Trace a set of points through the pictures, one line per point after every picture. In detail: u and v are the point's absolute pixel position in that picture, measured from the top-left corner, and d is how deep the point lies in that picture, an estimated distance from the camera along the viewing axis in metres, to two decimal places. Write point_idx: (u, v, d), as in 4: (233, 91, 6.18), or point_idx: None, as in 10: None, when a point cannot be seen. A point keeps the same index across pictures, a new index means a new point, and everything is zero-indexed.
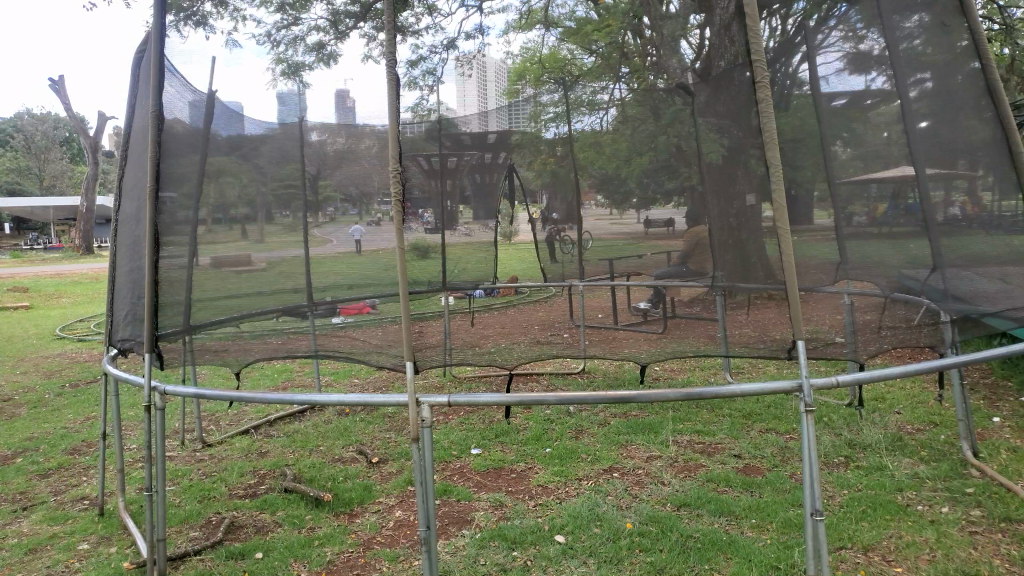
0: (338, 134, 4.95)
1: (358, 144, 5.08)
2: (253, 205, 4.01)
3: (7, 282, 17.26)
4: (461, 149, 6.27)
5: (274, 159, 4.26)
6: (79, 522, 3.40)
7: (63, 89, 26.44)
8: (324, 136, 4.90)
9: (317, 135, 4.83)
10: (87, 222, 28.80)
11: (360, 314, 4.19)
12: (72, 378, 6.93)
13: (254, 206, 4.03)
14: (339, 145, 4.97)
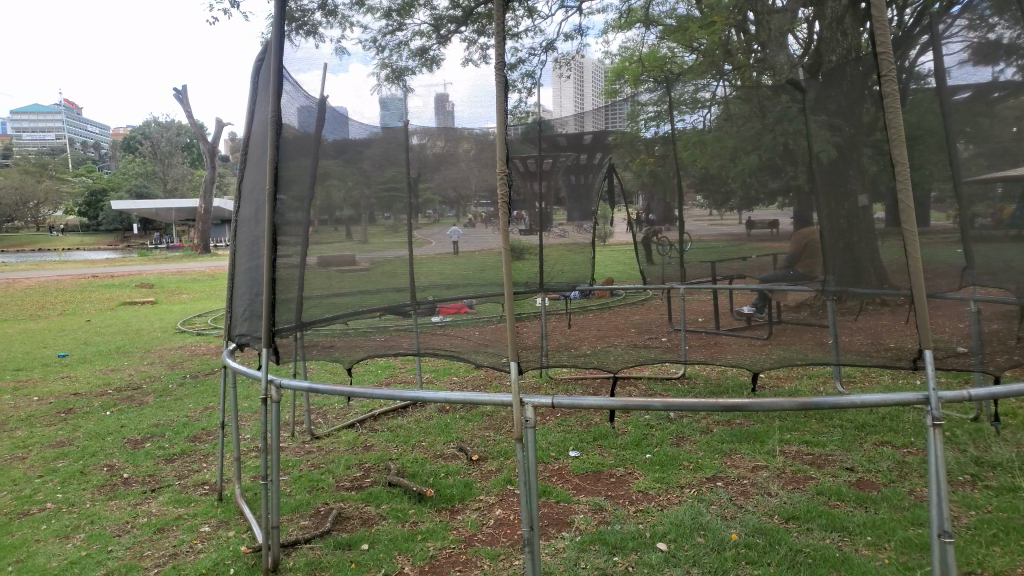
0: (437, 137, 4.99)
1: (457, 148, 5.15)
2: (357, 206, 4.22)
3: (136, 279, 18.56)
4: (556, 151, 6.08)
5: (377, 163, 4.48)
6: (201, 505, 3.60)
7: (185, 98, 28.13)
8: (425, 140, 4.97)
9: (418, 139, 4.91)
10: (205, 223, 30.49)
11: (458, 315, 4.37)
12: (193, 370, 7.36)
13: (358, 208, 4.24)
14: (438, 148, 5.03)
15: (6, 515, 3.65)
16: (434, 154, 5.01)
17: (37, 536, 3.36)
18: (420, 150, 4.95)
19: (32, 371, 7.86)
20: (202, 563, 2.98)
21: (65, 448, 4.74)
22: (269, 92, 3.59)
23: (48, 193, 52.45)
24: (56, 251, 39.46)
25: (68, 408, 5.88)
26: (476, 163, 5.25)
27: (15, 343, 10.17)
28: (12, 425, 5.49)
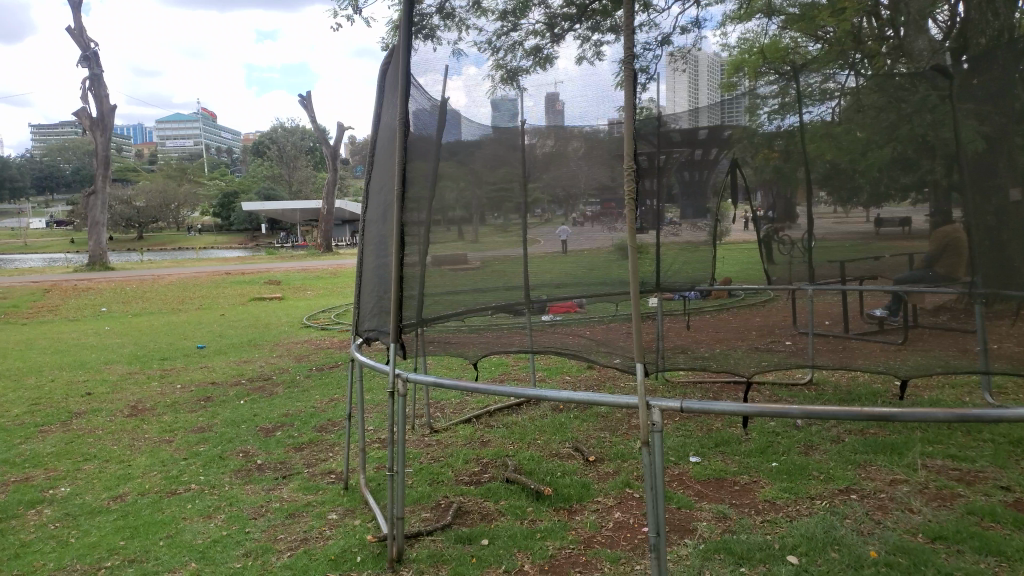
0: (547, 136, 4.38)
1: (565, 147, 4.40)
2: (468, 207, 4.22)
3: (265, 276, 19.63)
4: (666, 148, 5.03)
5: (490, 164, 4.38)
6: (328, 493, 3.74)
7: (309, 104, 29.48)
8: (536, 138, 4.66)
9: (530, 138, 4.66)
10: (328, 223, 31.85)
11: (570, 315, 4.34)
12: (318, 362, 7.69)
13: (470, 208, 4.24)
14: (548, 148, 4.42)
15: (156, 493, 3.93)
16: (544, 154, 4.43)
17: (183, 514, 3.60)
18: (527, 151, 4.47)
19: (175, 360, 8.45)
20: (331, 549, 3.09)
21: (206, 434, 5.06)
22: (396, 94, 3.70)
23: (186, 196, 56.42)
24: (193, 250, 42.34)
25: (208, 396, 6.28)
26: (586, 161, 4.44)
27: (162, 334, 10.97)
28: (159, 410, 5.92)
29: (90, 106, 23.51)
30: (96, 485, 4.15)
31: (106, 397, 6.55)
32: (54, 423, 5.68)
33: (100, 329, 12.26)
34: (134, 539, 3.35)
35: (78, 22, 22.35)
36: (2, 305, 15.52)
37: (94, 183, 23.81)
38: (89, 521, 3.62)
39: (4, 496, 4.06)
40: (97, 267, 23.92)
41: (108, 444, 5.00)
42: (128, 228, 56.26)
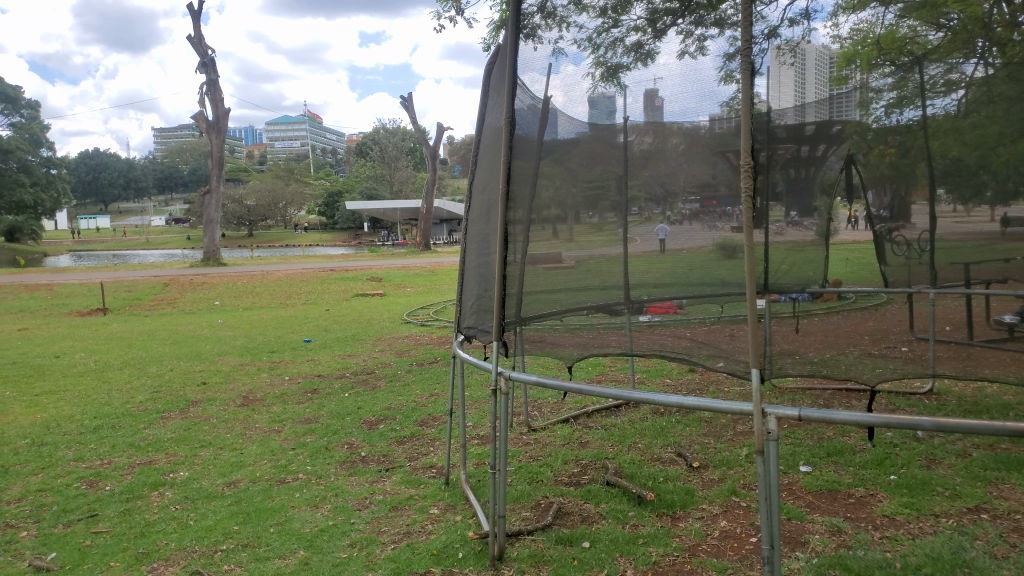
0: (647, 133, 4.21)
1: (665, 144, 4.16)
2: (564, 206, 4.16)
3: (367, 273, 20.20)
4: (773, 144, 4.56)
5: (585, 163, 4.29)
6: (430, 488, 3.79)
7: (410, 105, 30.15)
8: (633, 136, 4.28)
9: (626, 135, 4.26)
10: (427, 221, 32.50)
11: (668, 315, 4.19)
12: (418, 358, 7.84)
13: (565, 207, 4.18)
14: (646, 145, 4.25)
15: (266, 481, 4.09)
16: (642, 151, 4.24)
17: (292, 503, 3.72)
18: (624, 149, 4.29)
19: (284, 353, 8.81)
20: (433, 544, 3.12)
21: (312, 425, 5.23)
22: (502, 92, 3.71)
23: (291, 195, 58.81)
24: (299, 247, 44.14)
25: (314, 389, 6.50)
26: (686, 157, 4.13)
27: (271, 328, 11.47)
28: (270, 400, 6.17)
29: (207, 110, 24.82)
30: (212, 471, 4.35)
31: (220, 387, 6.89)
32: (174, 410, 6.01)
33: (215, 321, 12.94)
34: (248, 524, 3.49)
35: (197, 31, 23.61)
36: (128, 297, 16.62)
37: (209, 183, 25.11)
38: (206, 505, 3.80)
39: (131, 478, 4.33)
40: (211, 262, 25.23)
41: (222, 432, 5.25)
42: (238, 225, 59.20)
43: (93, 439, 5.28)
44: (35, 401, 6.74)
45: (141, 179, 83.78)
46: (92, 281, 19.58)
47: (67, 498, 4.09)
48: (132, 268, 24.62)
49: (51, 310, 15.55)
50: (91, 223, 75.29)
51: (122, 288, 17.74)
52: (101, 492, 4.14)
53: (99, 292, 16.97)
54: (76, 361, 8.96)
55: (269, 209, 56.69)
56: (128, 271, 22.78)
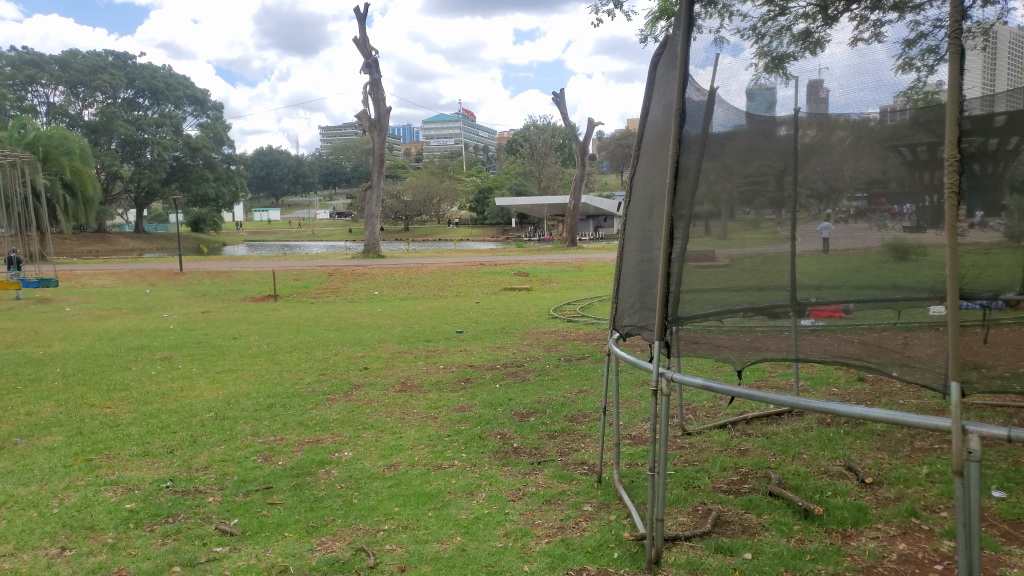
0: (810, 125, 3.85)
1: (828, 137, 3.79)
2: (718, 202, 3.76)
3: (515, 267, 20.53)
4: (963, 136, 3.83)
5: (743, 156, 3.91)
6: (582, 484, 3.77)
7: (561, 101, 30.28)
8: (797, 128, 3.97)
9: (788, 129, 3.94)
10: (574, 217, 32.49)
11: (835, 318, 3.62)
12: (567, 353, 7.85)
13: (719, 203, 3.78)
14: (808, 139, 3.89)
15: (424, 465, 4.23)
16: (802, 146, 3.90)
17: (448, 488, 3.82)
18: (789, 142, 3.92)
19: (437, 343, 9.12)
20: (588, 541, 3.11)
21: (466, 413, 5.36)
22: (672, 85, 3.61)
23: (443, 191, 60.78)
24: (451, 242, 45.63)
25: (467, 378, 6.67)
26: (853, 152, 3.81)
27: (425, 318, 11.92)
28: (425, 388, 6.40)
29: (369, 109, 26.12)
30: (373, 452, 4.56)
31: (380, 372, 7.24)
32: (339, 392, 6.38)
33: (373, 310, 13.62)
34: (407, 506, 3.62)
35: (362, 33, 24.88)
36: (296, 285, 17.84)
37: (369, 179, 26.43)
38: (369, 485, 3.98)
39: (302, 455, 4.62)
40: (370, 255, 26.50)
41: (383, 416, 5.49)
42: (392, 219, 62.00)
43: (267, 415, 5.69)
44: (218, 378, 7.38)
45: (305, 175, 89.68)
46: (265, 270, 21.18)
47: (247, 469, 4.43)
48: (299, 258, 26.41)
49: (231, 295, 16.97)
50: (262, 217, 81.40)
51: (291, 277, 19.07)
52: (274, 466, 4.44)
53: (271, 279, 18.34)
54: (252, 343, 9.72)
55: (422, 205, 59.00)
56: (296, 261, 24.44)
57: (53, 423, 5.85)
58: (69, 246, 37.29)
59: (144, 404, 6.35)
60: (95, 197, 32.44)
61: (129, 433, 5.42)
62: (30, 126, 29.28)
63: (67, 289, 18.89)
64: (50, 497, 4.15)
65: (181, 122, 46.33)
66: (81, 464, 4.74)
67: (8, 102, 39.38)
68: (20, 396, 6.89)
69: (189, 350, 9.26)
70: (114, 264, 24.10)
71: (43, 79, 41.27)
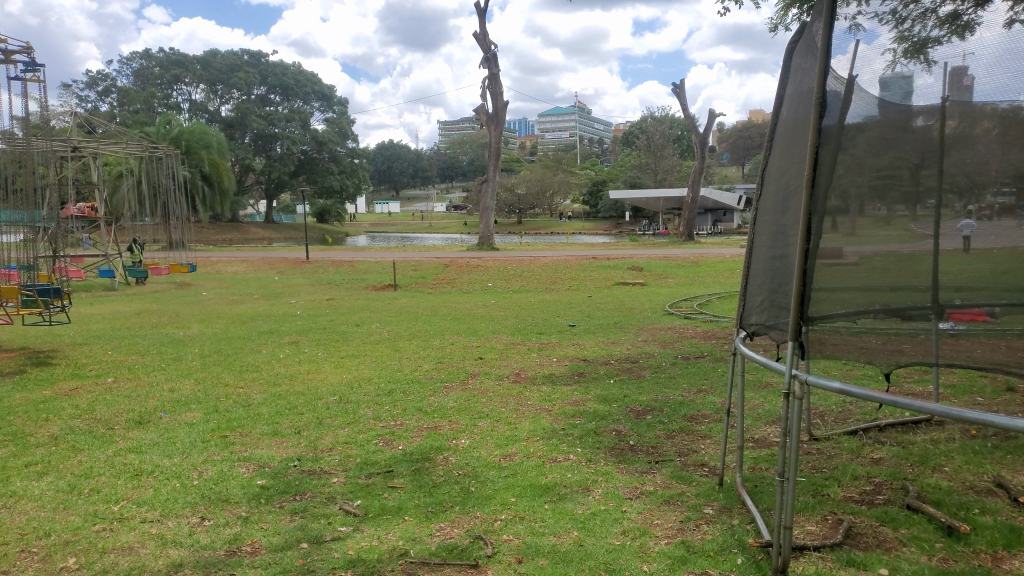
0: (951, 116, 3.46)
1: (973, 128, 3.49)
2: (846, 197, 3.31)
3: (630, 261, 20.27)
4: None
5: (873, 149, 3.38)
6: (702, 487, 3.66)
7: (680, 92, 29.57)
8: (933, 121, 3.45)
9: (924, 121, 3.41)
10: (690, 210, 31.66)
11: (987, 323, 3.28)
12: (684, 351, 7.67)
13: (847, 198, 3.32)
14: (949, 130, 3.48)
15: (539, 457, 4.24)
16: (947, 137, 3.46)
17: (565, 482, 3.81)
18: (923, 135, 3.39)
19: (551, 335, 9.14)
20: (709, 545, 3.02)
21: (581, 408, 5.33)
22: (812, 72, 3.40)
23: (558, 183, 60.70)
24: (563, 235, 45.62)
25: (580, 373, 6.64)
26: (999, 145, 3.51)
27: (538, 310, 11.96)
28: (540, 380, 6.42)
29: (487, 103, 26.41)
30: (489, 442, 4.61)
31: (494, 362, 7.32)
32: (454, 381, 6.51)
33: (487, 301, 13.81)
34: (524, 497, 3.63)
35: (482, 27, 25.20)
36: (414, 275, 18.34)
37: (485, 172, 26.79)
38: (486, 474, 4.03)
39: (421, 440, 4.74)
40: (484, 247, 26.81)
41: (498, 406, 5.55)
42: (505, 212, 62.60)
43: (388, 401, 5.88)
44: (341, 363, 7.69)
45: (421, 168, 92.05)
46: (385, 260, 21.87)
47: (369, 452, 4.59)
48: (416, 249, 27.14)
49: (352, 283, 17.67)
50: (380, 209, 84.13)
51: (409, 267, 19.62)
52: (395, 450, 4.58)
53: (391, 270, 18.96)
54: (373, 330, 10.07)
55: (535, 198, 59.35)
56: (413, 252, 25.13)
57: (193, 399, 6.28)
58: (206, 234, 39.92)
59: (274, 386, 6.70)
60: (230, 189, 34.56)
61: (260, 412, 5.73)
62: (175, 121, 31.45)
63: (205, 275, 20.26)
64: (191, 469, 4.44)
65: (308, 117, 48.58)
66: (217, 440, 5.06)
67: (155, 100, 42.59)
68: (164, 373, 7.42)
69: (315, 336, 9.70)
70: (246, 253, 25.66)
71: (187, 78, 44.36)
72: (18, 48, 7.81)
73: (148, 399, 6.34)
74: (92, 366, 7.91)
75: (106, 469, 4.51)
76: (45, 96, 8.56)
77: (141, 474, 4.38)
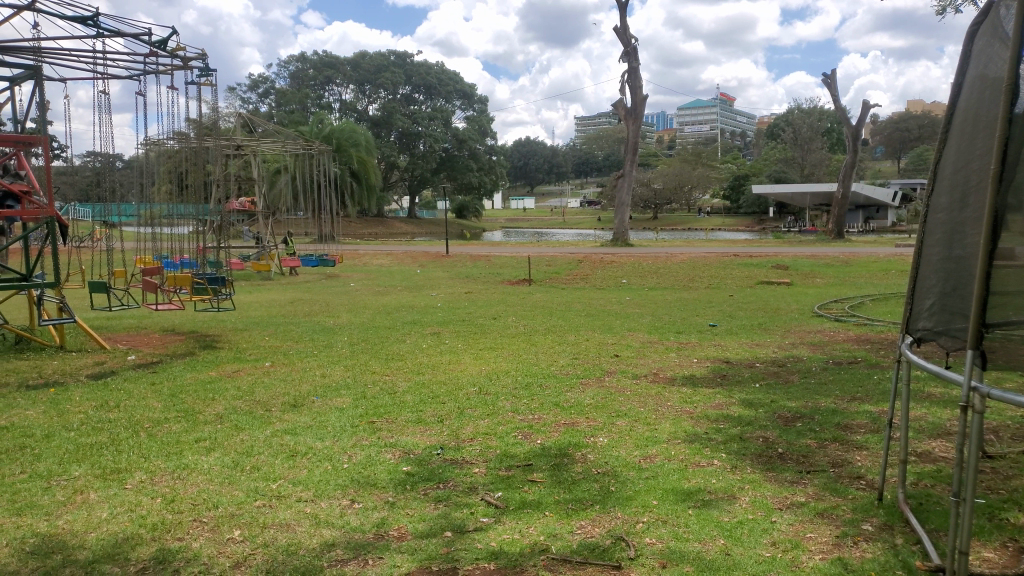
0: None
1: None
2: None
3: (774, 260, 19.42)
4: None
5: None
6: (860, 501, 3.44)
7: (832, 83, 27.95)
8: None
9: None
10: (840, 207, 29.90)
11: None
12: (835, 356, 7.25)
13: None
14: None
15: (681, 461, 4.13)
16: None
17: (708, 487, 3.70)
18: None
19: (690, 335, 8.92)
20: (869, 565, 2.83)
21: (724, 412, 5.16)
22: (1000, 59, 3.07)
23: (699, 178, 58.99)
24: (701, 232, 44.40)
25: (723, 375, 6.42)
26: None
27: (677, 309, 11.70)
28: (679, 381, 6.28)
29: (626, 97, 26.12)
30: (628, 441, 4.55)
31: (632, 360, 7.22)
32: (592, 377, 6.48)
33: (623, 298, 13.67)
34: (666, 501, 3.55)
35: (622, 21, 24.89)
36: (549, 271, 18.45)
37: (622, 168, 26.50)
38: (626, 474, 3.97)
39: (559, 436, 4.75)
40: (618, 243, 26.51)
41: (636, 405, 5.47)
42: (639, 207, 61.77)
43: (526, 394, 5.94)
44: (480, 355, 7.86)
45: (555, 163, 92.46)
46: (520, 255, 22.12)
47: (508, 444, 4.65)
48: (550, 244, 27.30)
49: (489, 278, 18.01)
50: (515, 205, 85.47)
51: (544, 262, 19.76)
52: (533, 444, 4.61)
53: (526, 265, 19.16)
54: (510, 324, 10.22)
55: (672, 192, 58.09)
56: (548, 247, 25.29)
57: (342, 385, 6.62)
58: (353, 228, 42.01)
59: (417, 375, 6.95)
60: (376, 185, 36.14)
61: (405, 400, 5.95)
62: (328, 121, 33.20)
63: (352, 267, 21.34)
64: (341, 452, 4.68)
65: (447, 115, 49.94)
66: (365, 425, 5.30)
67: (309, 101, 45.31)
68: (316, 360, 7.87)
69: (454, 328, 9.96)
70: (389, 246, 26.78)
71: (337, 79, 46.81)
72: (194, 54, 8.47)
73: (302, 383, 6.74)
74: (252, 351, 8.51)
75: (265, 448, 4.83)
76: (217, 99, 9.24)
77: (296, 456, 4.65)
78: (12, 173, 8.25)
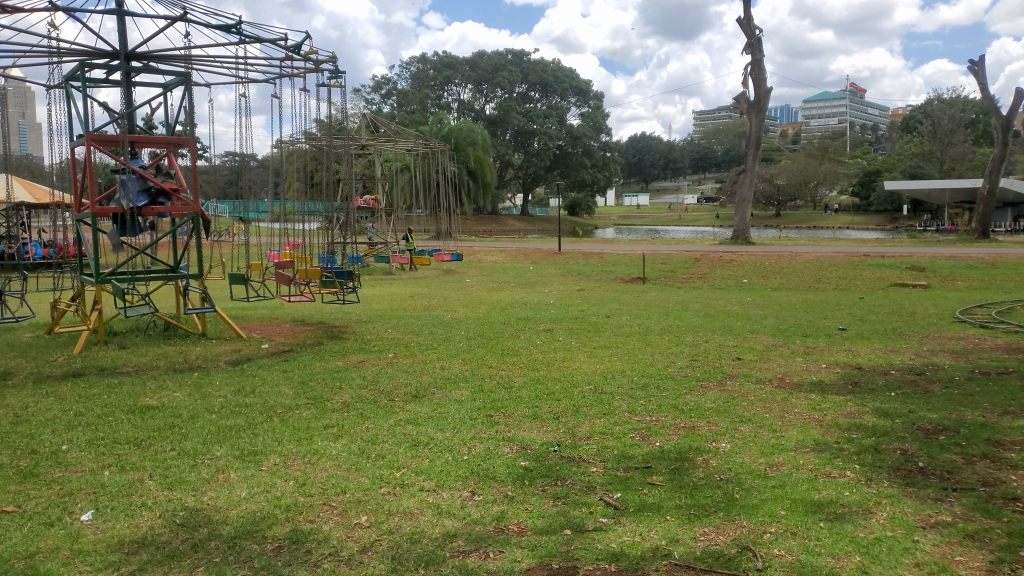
0: None
1: None
2: None
3: (908, 260, 18.26)
4: None
5: None
6: (1016, 525, 3.17)
7: (979, 70, 25.89)
8: None
9: None
10: (986, 204, 27.70)
11: None
12: (982, 365, 6.71)
13: None
14: None
15: (810, 471, 3.95)
16: None
17: (841, 500, 3.51)
18: None
19: (817, 338, 8.51)
20: None
21: (857, 421, 4.88)
22: None
23: (825, 175, 56.24)
24: (826, 230, 42.34)
25: (854, 382, 6.08)
26: None
27: (802, 311, 11.20)
28: (806, 387, 6.00)
29: (749, 90, 25.25)
30: (752, 448, 4.39)
31: (754, 364, 6.97)
32: (711, 380, 6.30)
33: (744, 299, 13.23)
34: (795, 512, 3.40)
35: (746, 12, 24.04)
36: (665, 269, 18.11)
37: (744, 163, 25.65)
38: (751, 481, 3.84)
39: (678, 439, 4.65)
40: (738, 241, 25.63)
41: (760, 411, 5.27)
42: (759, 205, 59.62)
43: (643, 395, 5.85)
44: (595, 353, 7.81)
45: (671, 160, 90.73)
46: (634, 253, 21.84)
47: (625, 445, 4.59)
48: (664, 242, 26.81)
49: (603, 275, 17.85)
50: (629, 203, 84.54)
51: (659, 260, 19.43)
52: (651, 446, 4.54)
53: (641, 263, 18.89)
54: (625, 323, 10.11)
55: (796, 189, 55.73)
56: (663, 245, 24.84)
57: (460, 379, 6.76)
58: (468, 226, 42.82)
59: (533, 371, 6.98)
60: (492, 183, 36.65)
61: (520, 396, 5.99)
62: (447, 121, 33.92)
63: (468, 263, 21.74)
64: (461, 444, 4.77)
65: (562, 112, 49.96)
66: (484, 419, 5.38)
67: (428, 101, 46.44)
68: (435, 353, 8.07)
69: (568, 325, 9.96)
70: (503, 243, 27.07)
71: (456, 79, 47.81)
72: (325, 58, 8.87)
73: (422, 375, 6.93)
74: (375, 342, 8.82)
75: (388, 437, 4.99)
76: (345, 101, 9.62)
77: (417, 446, 4.78)
78: (162, 173, 8.85)
